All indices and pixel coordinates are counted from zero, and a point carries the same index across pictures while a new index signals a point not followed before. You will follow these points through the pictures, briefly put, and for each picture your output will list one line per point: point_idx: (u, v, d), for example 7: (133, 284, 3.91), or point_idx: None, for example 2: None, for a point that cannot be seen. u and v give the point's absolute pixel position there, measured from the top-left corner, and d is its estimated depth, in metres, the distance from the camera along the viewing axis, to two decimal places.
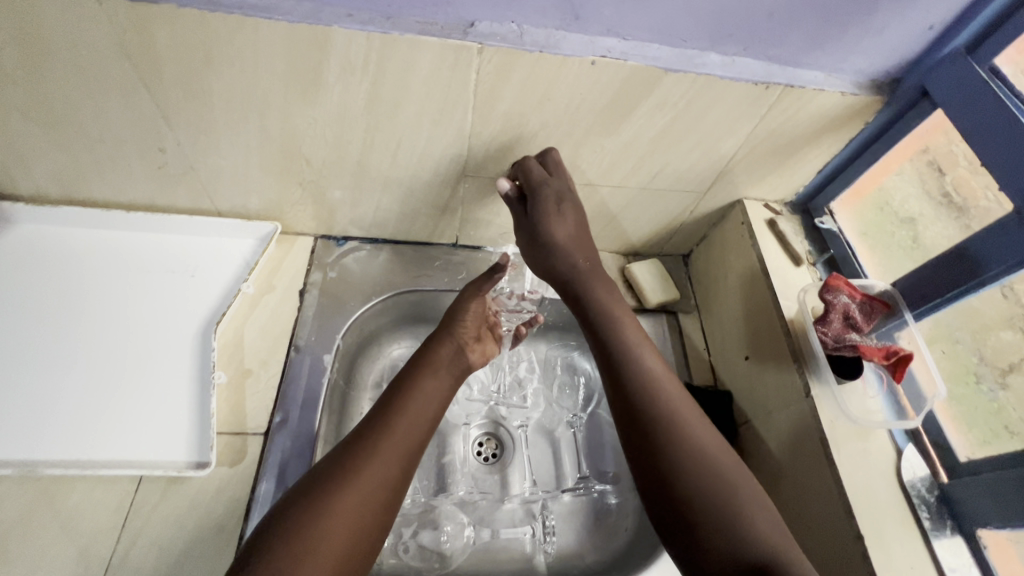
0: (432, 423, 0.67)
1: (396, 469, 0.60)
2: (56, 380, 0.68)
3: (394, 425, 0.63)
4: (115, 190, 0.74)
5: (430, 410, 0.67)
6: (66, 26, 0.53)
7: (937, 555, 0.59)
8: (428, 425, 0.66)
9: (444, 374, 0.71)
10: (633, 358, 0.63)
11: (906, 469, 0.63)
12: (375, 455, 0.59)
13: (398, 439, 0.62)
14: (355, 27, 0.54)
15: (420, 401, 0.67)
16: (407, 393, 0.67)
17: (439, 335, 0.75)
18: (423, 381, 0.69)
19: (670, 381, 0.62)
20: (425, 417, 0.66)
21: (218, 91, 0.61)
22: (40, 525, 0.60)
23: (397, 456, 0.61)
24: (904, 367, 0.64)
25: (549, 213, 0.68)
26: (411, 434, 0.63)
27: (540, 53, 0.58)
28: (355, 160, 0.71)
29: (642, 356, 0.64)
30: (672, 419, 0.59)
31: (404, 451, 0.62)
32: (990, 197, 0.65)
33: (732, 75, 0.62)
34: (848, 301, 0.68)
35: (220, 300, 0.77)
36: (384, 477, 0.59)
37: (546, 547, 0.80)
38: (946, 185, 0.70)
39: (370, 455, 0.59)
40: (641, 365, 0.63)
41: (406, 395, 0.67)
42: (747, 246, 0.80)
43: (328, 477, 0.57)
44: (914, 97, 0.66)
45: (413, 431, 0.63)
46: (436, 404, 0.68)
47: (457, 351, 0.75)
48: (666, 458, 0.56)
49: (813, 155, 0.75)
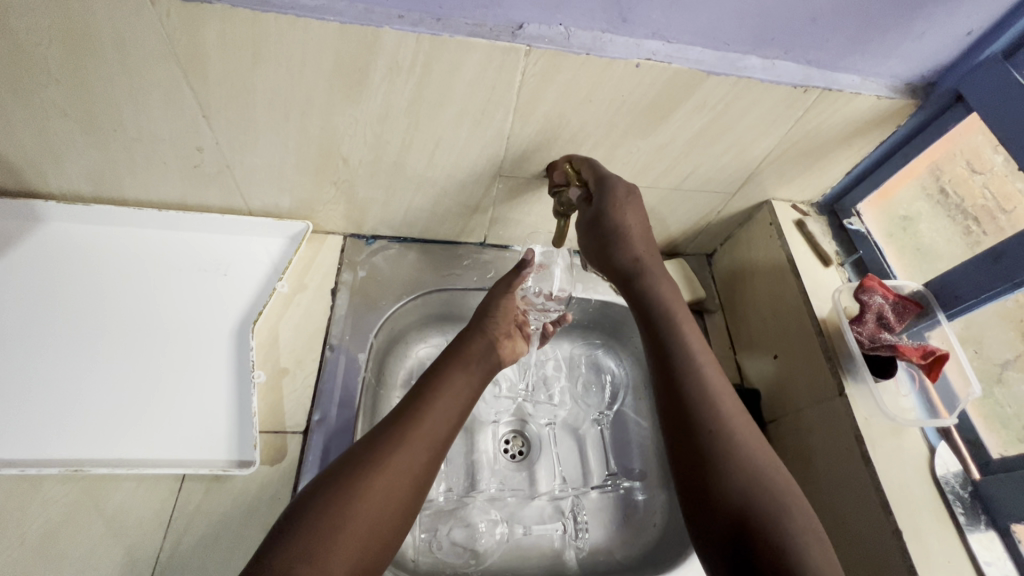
0: (462, 415, 0.67)
1: (424, 456, 0.60)
2: (95, 380, 0.68)
3: (424, 413, 0.63)
4: (149, 188, 0.74)
5: (460, 401, 0.67)
6: (114, 25, 0.53)
7: (973, 548, 0.60)
8: (458, 417, 0.66)
9: (475, 367, 0.71)
10: (689, 360, 0.63)
11: (940, 465, 0.65)
12: (405, 442, 0.59)
13: (427, 428, 0.62)
14: (405, 28, 0.55)
15: (450, 391, 0.67)
16: (438, 384, 0.67)
17: (468, 330, 0.76)
18: (453, 373, 0.69)
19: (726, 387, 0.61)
20: (455, 408, 0.66)
21: (262, 91, 0.61)
22: (86, 524, 0.60)
23: (426, 444, 0.61)
24: (939, 367, 0.66)
25: (617, 203, 0.66)
26: (441, 423, 0.63)
27: (586, 55, 0.58)
28: (393, 159, 0.71)
29: (699, 358, 0.63)
30: (720, 422, 0.58)
31: (434, 440, 0.62)
32: (988, 198, 0.71)
33: (773, 78, 0.62)
34: (882, 301, 0.70)
35: (253, 299, 0.78)
36: (414, 465, 0.59)
37: (577, 543, 0.81)
38: (943, 182, 0.76)
39: (400, 441, 0.59)
40: (696, 367, 0.62)
41: (437, 386, 0.67)
42: (776, 246, 0.81)
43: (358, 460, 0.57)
44: (948, 100, 0.67)
45: (443, 420, 0.63)
46: (466, 395, 0.68)
47: (489, 346, 0.74)
48: (714, 458, 0.56)
49: (843, 157, 0.77)
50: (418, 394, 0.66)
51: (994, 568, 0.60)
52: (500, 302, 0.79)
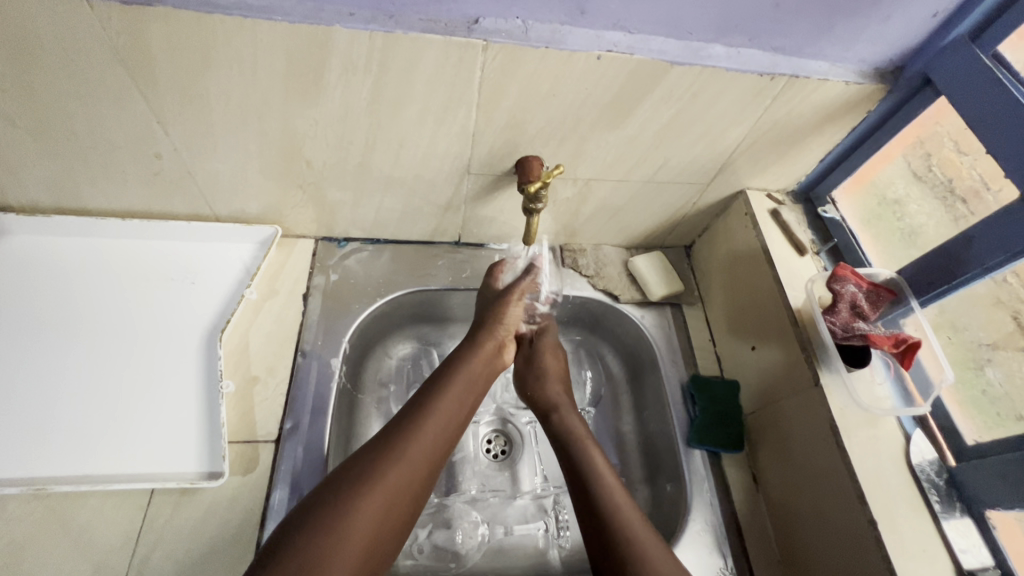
0: (460, 425, 0.67)
1: (424, 468, 0.60)
2: (60, 396, 0.66)
3: (423, 424, 0.62)
4: (110, 197, 0.72)
5: (457, 408, 0.67)
6: (55, 31, 0.51)
7: (948, 536, 0.60)
8: (457, 427, 0.66)
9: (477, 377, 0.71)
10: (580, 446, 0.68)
11: (915, 453, 0.64)
12: (404, 455, 0.59)
13: (425, 439, 0.61)
14: (357, 26, 0.53)
15: (448, 402, 0.66)
16: (435, 394, 0.67)
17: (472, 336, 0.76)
18: (453, 382, 0.69)
19: (633, 508, 0.60)
20: (452, 418, 0.65)
21: (215, 94, 0.59)
22: (51, 542, 0.59)
23: (425, 456, 0.60)
24: (912, 354, 0.65)
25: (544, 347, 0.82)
26: (438, 434, 0.63)
27: (545, 48, 0.57)
28: (357, 161, 0.70)
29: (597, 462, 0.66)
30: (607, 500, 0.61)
31: (432, 451, 0.61)
32: (976, 178, 0.68)
33: (738, 66, 0.61)
34: (856, 290, 0.69)
35: (222, 306, 0.76)
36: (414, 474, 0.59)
37: (561, 542, 0.80)
38: (931, 163, 0.73)
39: (400, 454, 0.59)
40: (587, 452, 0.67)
41: (434, 398, 0.66)
42: (751, 236, 0.80)
43: (356, 473, 0.57)
44: (917, 83, 0.66)
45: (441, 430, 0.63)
46: (466, 405, 0.68)
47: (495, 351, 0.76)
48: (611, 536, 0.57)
49: (815, 145, 0.76)
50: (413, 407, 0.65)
51: (970, 556, 0.60)
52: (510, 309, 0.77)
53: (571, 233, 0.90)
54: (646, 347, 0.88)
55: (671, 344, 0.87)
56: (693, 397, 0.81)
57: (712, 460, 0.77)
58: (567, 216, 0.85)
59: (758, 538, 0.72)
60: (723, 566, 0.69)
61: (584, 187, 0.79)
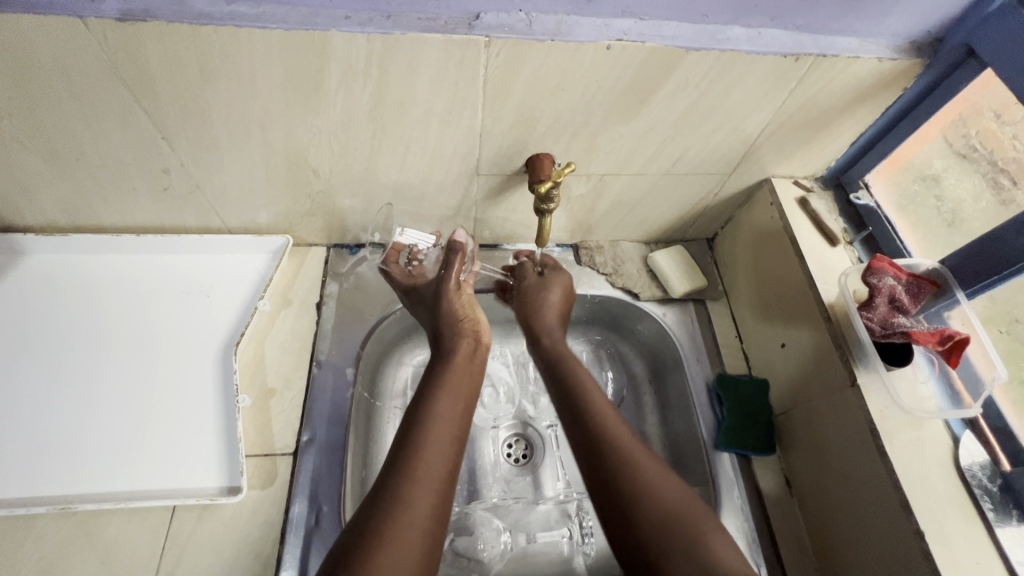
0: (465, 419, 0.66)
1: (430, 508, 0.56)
2: (85, 414, 0.67)
3: (417, 468, 0.58)
4: (123, 213, 0.73)
5: (457, 415, 0.65)
6: (54, 52, 0.51)
7: (1003, 546, 0.56)
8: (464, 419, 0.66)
9: (460, 397, 0.67)
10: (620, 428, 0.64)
11: (964, 456, 0.60)
12: (392, 527, 0.53)
13: (425, 475, 0.58)
14: (353, 29, 0.51)
15: (444, 416, 0.64)
16: (416, 456, 0.59)
17: (444, 347, 0.72)
18: (434, 408, 0.64)
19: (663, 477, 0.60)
20: (452, 431, 0.63)
21: (217, 107, 0.58)
22: (78, 560, 0.59)
23: (425, 528, 0.54)
24: (959, 352, 0.60)
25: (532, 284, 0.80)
26: (440, 465, 0.59)
27: (551, 41, 0.54)
28: (363, 167, 0.69)
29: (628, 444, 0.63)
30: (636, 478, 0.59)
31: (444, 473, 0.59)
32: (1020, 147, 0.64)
33: (760, 48, 0.57)
34: (894, 283, 0.65)
35: (238, 319, 0.76)
36: (420, 527, 0.54)
37: (585, 549, 0.78)
38: (975, 138, 0.68)
39: (392, 514, 0.54)
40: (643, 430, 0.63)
41: (419, 440, 0.60)
42: (777, 226, 0.76)
43: (354, 548, 0.51)
44: (959, 55, 0.61)
45: (441, 465, 0.59)
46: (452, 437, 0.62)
47: (473, 346, 0.73)
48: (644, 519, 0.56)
49: (846, 128, 0.71)
50: (394, 472, 0.57)
51: None
52: (451, 302, 0.74)
53: (587, 230, 0.87)
54: (669, 346, 0.84)
55: (695, 342, 0.83)
56: (720, 397, 0.77)
57: (742, 463, 0.74)
58: (582, 213, 0.82)
59: (793, 545, 0.69)
60: None
61: (599, 183, 0.76)
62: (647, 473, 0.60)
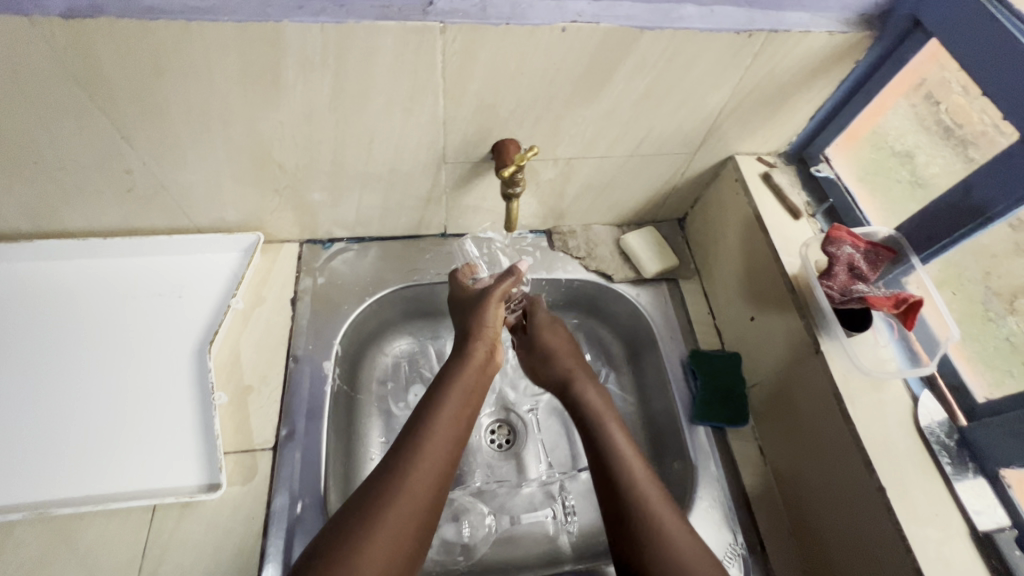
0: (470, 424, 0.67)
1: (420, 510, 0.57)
2: (59, 421, 0.67)
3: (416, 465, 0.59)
4: (89, 217, 0.72)
5: (455, 431, 0.64)
6: (3, 54, 0.50)
7: (961, 498, 0.58)
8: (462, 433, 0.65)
9: (470, 404, 0.68)
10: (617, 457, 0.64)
11: (923, 414, 0.62)
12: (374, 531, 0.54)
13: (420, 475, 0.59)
14: (307, 19, 0.51)
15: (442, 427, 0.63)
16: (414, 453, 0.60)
17: (466, 350, 0.71)
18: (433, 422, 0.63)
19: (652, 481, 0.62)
20: (456, 434, 0.64)
21: (176, 104, 0.58)
22: (58, 564, 0.59)
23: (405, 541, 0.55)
24: (915, 314, 0.62)
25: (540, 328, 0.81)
26: (433, 473, 0.60)
27: (506, 25, 0.54)
28: (329, 159, 0.69)
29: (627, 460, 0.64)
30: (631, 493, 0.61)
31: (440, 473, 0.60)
32: (987, 121, 0.62)
33: (712, 26, 0.58)
34: (852, 251, 0.66)
35: (211, 318, 0.76)
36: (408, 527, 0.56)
37: (569, 527, 0.80)
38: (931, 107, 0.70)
39: (376, 519, 0.55)
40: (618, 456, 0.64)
41: (410, 451, 0.60)
42: (742, 202, 0.77)
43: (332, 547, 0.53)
44: (906, 26, 0.63)
45: (429, 480, 0.59)
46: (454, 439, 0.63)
47: (488, 362, 0.72)
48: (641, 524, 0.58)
49: (804, 102, 0.72)
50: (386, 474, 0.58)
51: (985, 517, 0.57)
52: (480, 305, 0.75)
53: (559, 215, 0.87)
54: (644, 325, 0.86)
55: (669, 320, 0.85)
56: (694, 372, 0.79)
57: (716, 435, 0.75)
58: (553, 198, 0.83)
59: (768, 510, 0.71)
60: (732, 542, 0.68)
61: (566, 167, 0.76)
62: (642, 490, 0.61)
